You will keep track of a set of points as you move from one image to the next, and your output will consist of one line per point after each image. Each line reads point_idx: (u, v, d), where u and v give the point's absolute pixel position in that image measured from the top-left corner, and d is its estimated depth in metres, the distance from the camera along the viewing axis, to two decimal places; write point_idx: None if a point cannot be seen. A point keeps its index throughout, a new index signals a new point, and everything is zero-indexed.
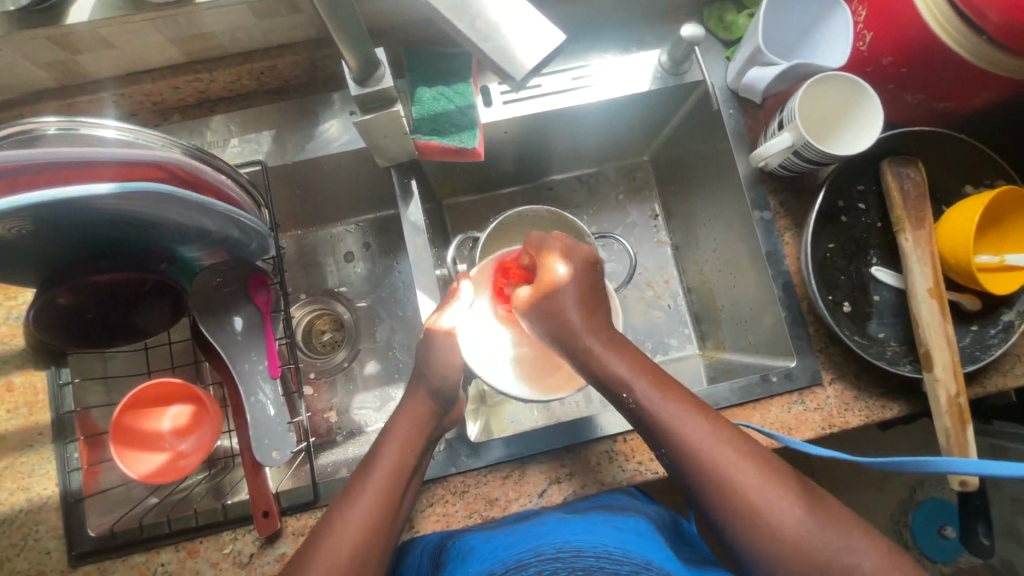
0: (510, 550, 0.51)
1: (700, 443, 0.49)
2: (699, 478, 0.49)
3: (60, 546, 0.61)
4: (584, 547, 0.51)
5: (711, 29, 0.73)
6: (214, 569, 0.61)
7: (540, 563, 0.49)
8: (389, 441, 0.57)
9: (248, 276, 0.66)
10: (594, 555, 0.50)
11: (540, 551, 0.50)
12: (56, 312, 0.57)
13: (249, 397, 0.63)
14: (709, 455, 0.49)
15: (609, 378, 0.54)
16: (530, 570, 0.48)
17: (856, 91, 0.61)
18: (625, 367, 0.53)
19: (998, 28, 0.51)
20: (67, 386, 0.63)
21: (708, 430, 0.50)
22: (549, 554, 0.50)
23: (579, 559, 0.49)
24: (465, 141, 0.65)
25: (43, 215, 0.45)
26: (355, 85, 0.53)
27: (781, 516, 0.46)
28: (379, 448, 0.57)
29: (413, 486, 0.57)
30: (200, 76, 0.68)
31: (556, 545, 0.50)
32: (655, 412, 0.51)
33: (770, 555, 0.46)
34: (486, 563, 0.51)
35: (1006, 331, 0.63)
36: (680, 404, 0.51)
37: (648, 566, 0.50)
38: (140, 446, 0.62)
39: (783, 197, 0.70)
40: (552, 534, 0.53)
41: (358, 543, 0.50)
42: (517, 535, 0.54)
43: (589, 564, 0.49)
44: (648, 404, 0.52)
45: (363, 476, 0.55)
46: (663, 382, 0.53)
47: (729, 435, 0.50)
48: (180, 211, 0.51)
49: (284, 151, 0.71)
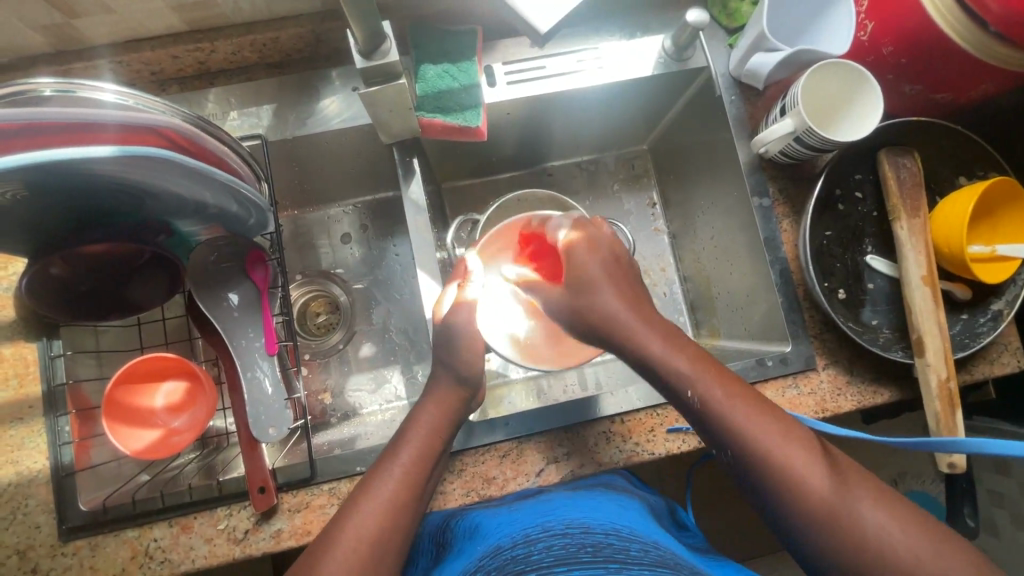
0: (518, 526, 0.51)
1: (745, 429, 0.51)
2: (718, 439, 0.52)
3: (49, 521, 0.60)
4: (591, 525, 0.50)
5: (715, 16, 0.73)
6: (209, 545, 0.61)
7: (549, 538, 0.48)
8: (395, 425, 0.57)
9: (246, 252, 0.66)
10: (603, 533, 0.49)
11: (548, 527, 0.50)
12: (50, 281, 0.56)
13: (245, 373, 0.63)
14: (723, 416, 0.52)
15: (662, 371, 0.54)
16: (537, 544, 0.48)
17: (854, 76, 0.62)
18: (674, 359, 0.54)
19: (997, 18, 0.52)
20: (59, 358, 0.62)
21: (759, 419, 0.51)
22: (557, 530, 0.49)
23: (588, 535, 0.49)
24: (469, 120, 0.66)
25: (40, 179, 0.44)
26: (361, 59, 0.53)
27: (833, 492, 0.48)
28: (400, 437, 0.56)
29: (435, 474, 0.57)
30: (201, 46, 0.67)
31: (564, 522, 0.50)
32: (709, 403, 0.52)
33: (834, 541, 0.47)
34: (494, 539, 0.51)
35: (995, 320, 0.65)
36: (720, 387, 0.53)
37: (657, 548, 0.49)
38: (132, 422, 0.62)
39: (782, 184, 0.71)
40: (557, 513, 0.52)
41: (384, 521, 0.51)
42: (523, 513, 0.54)
43: (597, 540, 0.48)
44: (702, 389, 0.53)
45: (395, 446, 0.56)
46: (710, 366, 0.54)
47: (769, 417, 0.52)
48: (178, 179, 0.49)
49: (284, 125, 0.70)
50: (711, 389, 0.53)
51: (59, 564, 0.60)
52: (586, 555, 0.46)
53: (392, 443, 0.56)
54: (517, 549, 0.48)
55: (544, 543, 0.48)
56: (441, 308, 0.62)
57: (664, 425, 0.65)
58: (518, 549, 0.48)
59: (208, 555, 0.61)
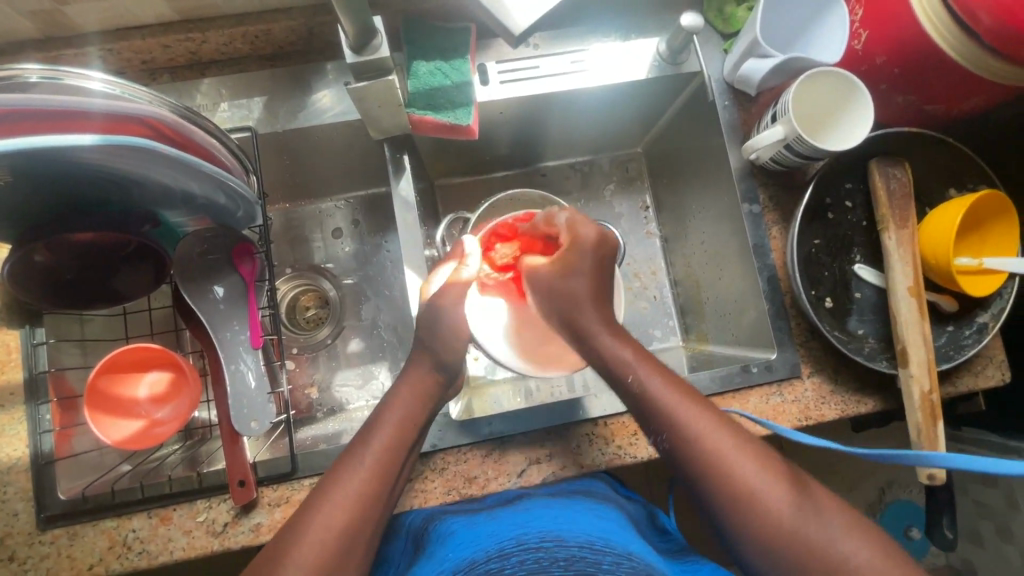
0: (493, 539, 0.51)
1: (686, 425, 0.52)
2: (655, 428, 0.53)
3: (28, 508, 0.60)
4: (567, 537, 0.50)
5: (711, 20, 0.73)
6: (187, 537, 0.61)
7: (522, 553, 0.49)
8: (375, 423, 0.56)
9: (233, 245, 0.65)
10: (578, 545, 0.49)
11: (523, 540, 0.50)
12: (32, 269, 0.56)
13: (229, 365, 0.63)
14: (663, 406, 0.53)
15: (615, 363, 0.55)
16: (511, 559, 0.48)
17: (844, 86, 0.62)
18: (629, 354, 0.55)
19: (989, 31, 0.52)
20: (41, 346, 0.62)
21: (701, 416, 0.52)
22: (530, 543, 0.49)
23: (561, 548, 0.49)
24: (460, 118, 0.66)
25: (23, 165, 0.44)
26: (351, 53, 0.52)
27: (772, 501, 0.49)
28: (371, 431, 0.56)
29: (404, 470, 0.56)
30: (192, 36, 0.66)
31: (540, 535, 0.50)
32: (653, 397, 0.53)
33: (759, 541, 0.49)
34: (467, 551, 0.51)
35: (980, 333, 0.65)
36: (659, 377, 0.54)
37: (634, 556, 0.49)
38: (114, 412, 0.61)
39: (772, 191, 0.70)
40: (534, 525, 0.52)
41: (350, 522, 0.50)
42: (501, 522, 0.54)
43: (572, 554, 0.48)
44: (646, 387, 0.54)
45: (368, 435, 0.55)
46: (660, 369, 0.55)
47: (710, 413, 0.53)
48: (165, 169, 0.49)
49: (275, 118, 0.70)
50: (657, 389, 0.54)
51: (36, 553, 0.60)
52: (557, 571, 0.46)
53: (364, 430, 0.56)
54: (490, 563, 0.49)
55: (516, 558, 0.48)
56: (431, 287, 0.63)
57: None
58: (492, 563, 0.49)
59: (186, 547, 0.60)
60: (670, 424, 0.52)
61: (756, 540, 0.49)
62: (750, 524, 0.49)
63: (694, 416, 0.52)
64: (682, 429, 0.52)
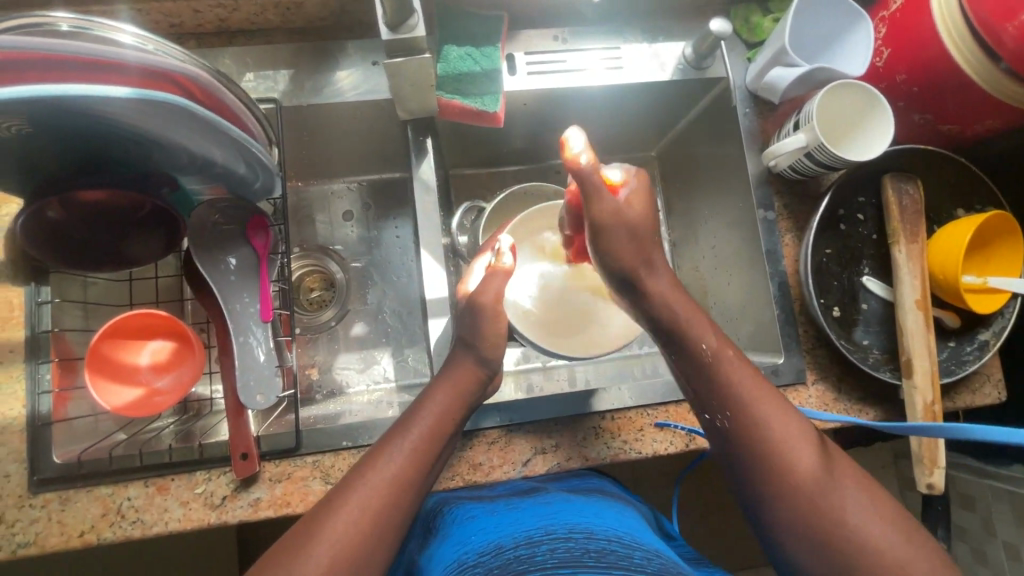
0: (521, 527, 0.51)
1: (749, 407, 0.53)
2: (717, 403, 0.54)
3: (20, 471, 0.58)
4: (595, 531, 0.50)
5: (736, 28, 0.74)
6: (183, 508, 0.59)
7: (552, 541, 0.47)
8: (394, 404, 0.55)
9: (249, 217, 0.64)
10: (605, 538, 0.48)
11: (551, 530, 0.50)
12: (44, 224, 0.54)
13: (238, 338, 0.61)
14: (732, 386, 0.54)
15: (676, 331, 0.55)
16: (541, 546, 0.47)
17: (871, 106, 0.64)
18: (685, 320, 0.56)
19: (1012, 54, 0.53)
20: (45, 305, 0.60)
21: (769, 403, 0.53)
22: (560, 534, 0.49)
23: (591, 540, 0.48)
24: (487, 105, 0.67)
25: (49, 112, 0.43)
26: (387, 30, 0.52)
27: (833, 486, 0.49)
28: (411, 414, 0.56)
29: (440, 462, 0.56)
30: (224, 4, 0.66)
31: (567, 527, 0.50)
32: (716, 371, 0.54)
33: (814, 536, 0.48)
34: (495, 538, 0.50)
35: (981, 349, 0.67)
36: (733, 360, 0.55)
37: (657, 554, 0.48)
38: (116, 378, 0.60)
39: (787, 199, 0.72)
40: (561, 517, 0.52)
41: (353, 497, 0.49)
42: (525, 514, 0.54)
43: (601, 546, 0.47)
44: (715, 361, 0.54)
45: (404, 427, 0.55)
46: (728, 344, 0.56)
47: (777, 403, 0.53)
48: (194, 129, 0.49)
49: (299, 92, 0.69)
50: (727, 368, 0.54)
51: (25, 516, 0.58)
52: (589, 560, 0.44)
53: (397, 426, 0.55)
54: (519, 549, 0.47)
55: (547, 546, 0.47)
56: (469, 284, 0.64)
57: (653, 424, 0.66)
58: (521, 549, 0.47)
59: (182, 518, 0.59)
60: (735, 404, 0.53)
61: (802, 534, 0.49)
62: (799, 520, 0.49)
63: (761, 402, 0.53)
64: (741, 411, 0.53)
